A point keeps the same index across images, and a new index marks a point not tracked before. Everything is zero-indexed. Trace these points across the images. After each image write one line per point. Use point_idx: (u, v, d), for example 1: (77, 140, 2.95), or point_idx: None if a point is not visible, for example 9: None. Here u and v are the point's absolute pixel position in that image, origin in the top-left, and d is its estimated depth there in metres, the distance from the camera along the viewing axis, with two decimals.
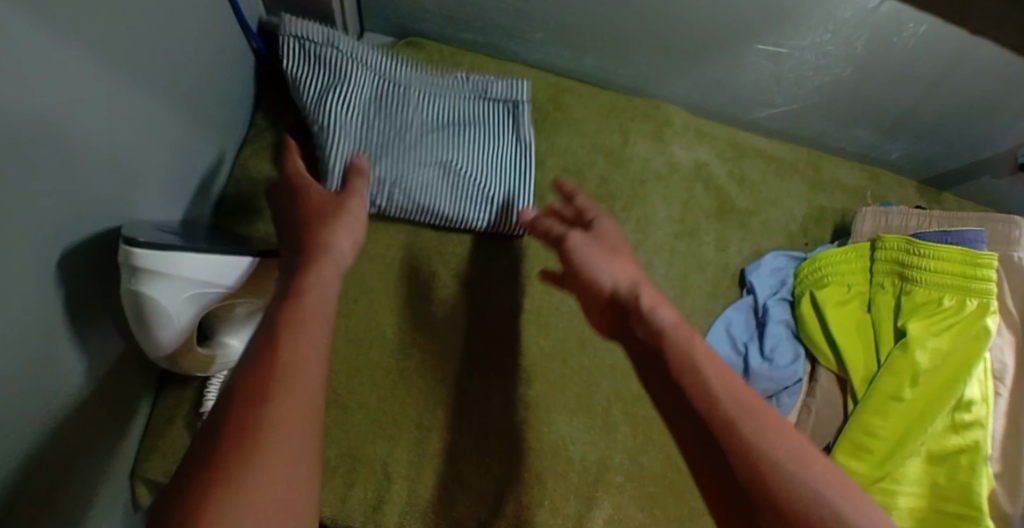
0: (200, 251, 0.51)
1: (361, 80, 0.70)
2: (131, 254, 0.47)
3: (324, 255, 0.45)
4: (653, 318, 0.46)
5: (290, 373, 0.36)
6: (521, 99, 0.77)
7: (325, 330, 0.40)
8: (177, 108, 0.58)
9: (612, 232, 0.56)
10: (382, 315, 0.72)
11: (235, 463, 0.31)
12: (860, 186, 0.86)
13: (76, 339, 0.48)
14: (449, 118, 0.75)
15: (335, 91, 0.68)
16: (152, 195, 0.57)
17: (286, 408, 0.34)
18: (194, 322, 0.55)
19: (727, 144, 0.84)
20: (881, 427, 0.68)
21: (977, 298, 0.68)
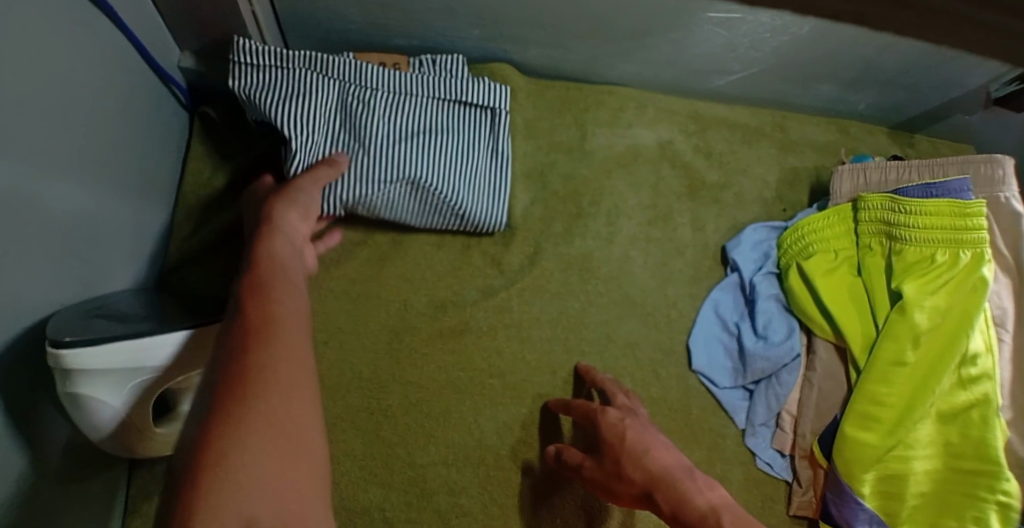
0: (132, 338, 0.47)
1: (322, 92, 0.63)
2: (57, 357, 0.43)
3: (274, 231, 0.49)
4: (692, 502, 0.50)
5: (275, 321, 0.39)
6: (497, 106, 0.70)
7: (300, 292, 0.44)
8: (79, 177, 0.53)
9: (614, 423, 0.60)
10: (357, 354, 0.68)
11: (243, 391, 0.33)
12: (831, 141, 0.82)
13: (6, 456, 0.44)
14: (418, 128, 0.67)
15: (292, 99, 0.62)
16: (66, 277, 0.52)
17: (276, 345, 0.37)
18: (139, 408, 0.51)
19: (689, 117, 0.80)
20: (886, 393, 0.65)
21: (971, 248, 0.65)
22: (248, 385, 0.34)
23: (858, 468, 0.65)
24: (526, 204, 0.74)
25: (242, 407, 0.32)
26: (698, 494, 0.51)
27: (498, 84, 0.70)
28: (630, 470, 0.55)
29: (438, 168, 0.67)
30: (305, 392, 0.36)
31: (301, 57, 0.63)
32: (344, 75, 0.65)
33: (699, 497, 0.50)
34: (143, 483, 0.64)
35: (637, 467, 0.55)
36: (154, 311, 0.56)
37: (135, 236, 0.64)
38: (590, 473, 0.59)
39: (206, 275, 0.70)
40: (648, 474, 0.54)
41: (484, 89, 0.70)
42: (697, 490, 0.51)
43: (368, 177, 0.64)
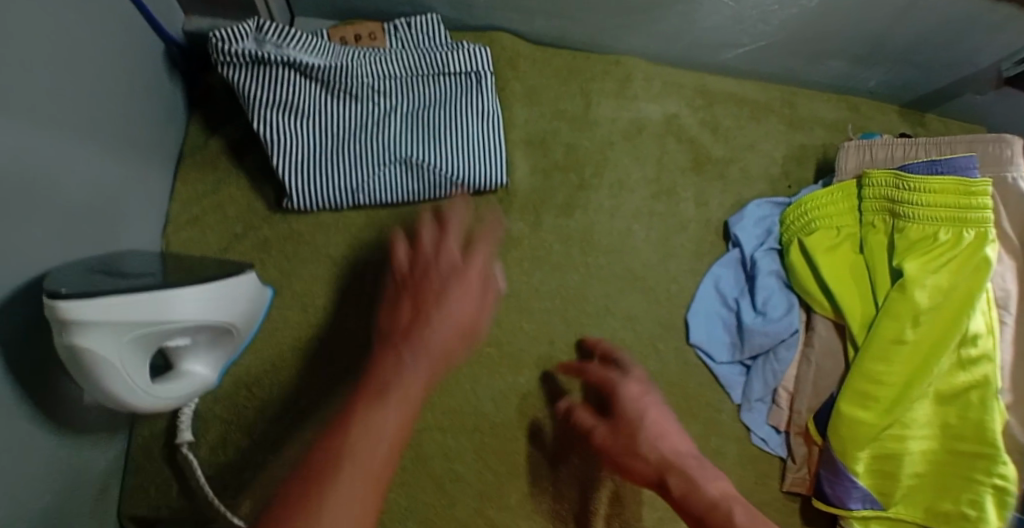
0: (127, 294, 0.48)
1: (302, 84, 0.67)
2: (58, 311, 0.45)
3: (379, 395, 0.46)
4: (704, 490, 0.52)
5: (341, 464, 0.40)
6: (480, 70, 0.71)
7: (391, 420, 0.44)
8: (70, 127, 0.53)
9: (634, 396, 0.59)
10: (357, 321, 0.69)
11: (329, 457, 0.40)
12: (840, 119, 0.81)
13: None
14: (401, 107, 0.70)
15: (274, 98, 0.67)
16: (62, 230, 0.52)
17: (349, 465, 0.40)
18: (140, 368, 0.52)
19: (695, 92, 0.79)
20: (886, 372, 0.64)
21: (975, 228, 0.64)
22: (333, 458, 0.40)
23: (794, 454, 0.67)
24: (526, 175, 0.74)
25: (326, 462, 0.40)
26: (708, 482, 0.53)
27: (483, 49, 0.70)
28: (642, 453, 0.55)
29: (430, 142, 0.69)
30: (341, 513, 0.37)
31: (277, 41, 0.66)
32: (326, 59, 0.68)
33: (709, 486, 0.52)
34: (145, 438, 0.66)
35: (652, 447, 0.55)
36: (156, 270, 0.57)
37: (136, 199, 0.64)
38: (596, 439, 0.59)
39: (209, 239, 0.70)
40: (661, 458, 0.54)
41: (464, 55, 0.70)
42: (707, 478, 0.53)
43: (363, 159, 0.68)
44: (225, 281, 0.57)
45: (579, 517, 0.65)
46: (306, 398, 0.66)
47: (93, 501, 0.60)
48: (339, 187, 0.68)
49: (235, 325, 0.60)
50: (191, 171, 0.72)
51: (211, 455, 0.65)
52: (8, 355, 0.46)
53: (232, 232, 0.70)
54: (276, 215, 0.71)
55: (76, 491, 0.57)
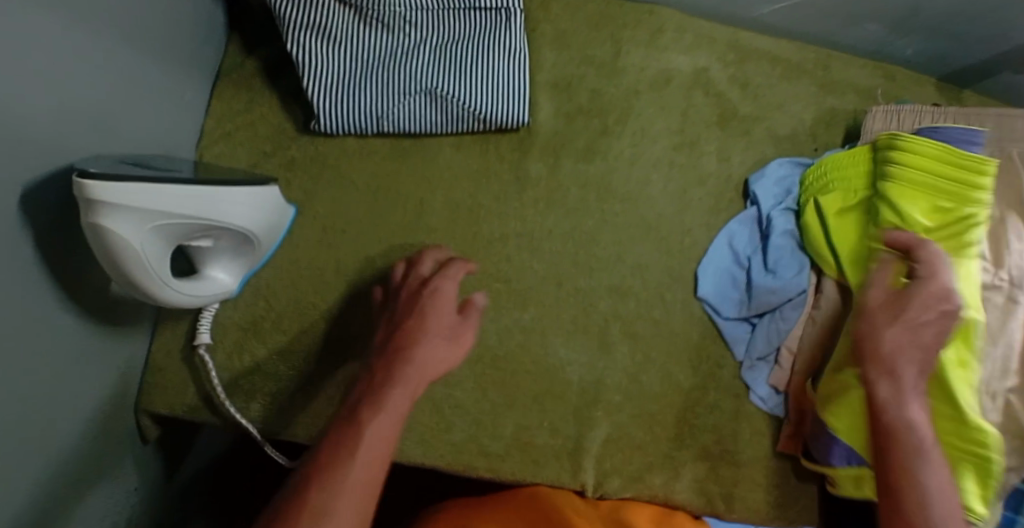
0: (149, 182, 0.51)
1: (337, 9, 0.69)
2: (84, 188, 0.47)
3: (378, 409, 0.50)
4: None
5: (335, 478, 0.45)
6: (510, 7, 0.71)
7: (365, 473, 0.46)
8: (121, 20, 0.56)
9: None
10: (372, 246, 0.71)
11: (313, 482, 0.45)
12: (873, 86, 0.80)
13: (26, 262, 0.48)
14: (431, 40, 0.71)
15: (308, 20, 0.68)
16: (106, 117, 0.56)
17: (328, 492, 0.44)
18: (161, 257, 0.55)
19: (728, 47, 0.78)
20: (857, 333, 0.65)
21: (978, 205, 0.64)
22: (314, 480, 0.45)
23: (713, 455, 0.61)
24: (549, 118, 0.75)
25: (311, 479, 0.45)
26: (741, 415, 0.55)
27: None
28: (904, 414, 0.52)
29: (456, 74, 0.70)
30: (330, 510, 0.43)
31: None
32: None
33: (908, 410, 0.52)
34: (165, 340, 0.68)
35: None
36: (183, 171, 0.61)
37: (173, 106, 0.67)
38: None
39: (239, 153, 0.72)
40: (886, 400, 0.53)
41: None
42: None
43: (389, 85, 0.69)
44: (249, 188, 0.59)
45: (572, 452, 0.67)
46: (320, 313, 0.69)
47: (114, 387, 0.63)
48: (365, 112, 0.70)
49: (257, 233, 0.62)
50: (226, 87, 0.74)
51: (225, 358, 0.68)
52: (35, 227, 0.48)
53: (260, 149, 0.72)
54: (303, 135, 0.73)
55: (98, 373, 0.60)
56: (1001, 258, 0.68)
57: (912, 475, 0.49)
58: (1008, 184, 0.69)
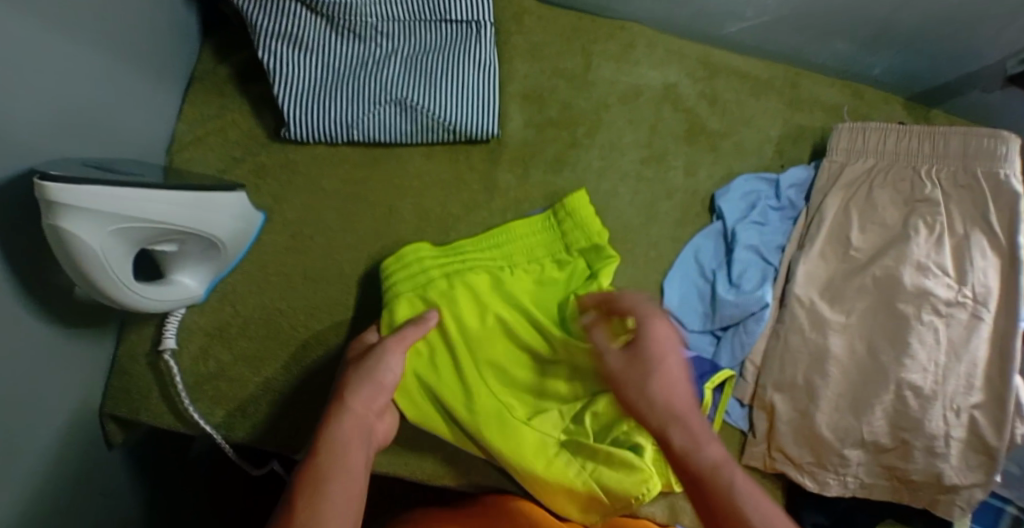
0: (109, 185, 0.51)
1: (309, 19, 0.70)
2: (44, 190, 0.47)
3: (346, 412, 0.53)
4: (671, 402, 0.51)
5: (321, 480, 0.47)
6: (481, 20, 0.73)
7: (342, 486, 0.47)
8: (93, 27, 0.57)
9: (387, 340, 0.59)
10: (339, 254, 0.71)
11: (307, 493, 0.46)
12: (840, 103, 0.81)
13: None
14: (402, 51, 0.72)
15: (280, 29, 0.69)
16: (73, 123, 0.56)
17: (318, 494, 0.46)
18: (122, 260, 0.55)
19: (698, 63, 0.79)
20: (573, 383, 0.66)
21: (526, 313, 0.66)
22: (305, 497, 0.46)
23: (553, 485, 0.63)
24: (520, 129, 0.75)
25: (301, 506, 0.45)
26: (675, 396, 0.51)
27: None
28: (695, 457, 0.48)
29: (427, 85, 0.71)
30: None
31: None
32: None
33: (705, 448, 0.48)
34: (131, 343, 0.69)
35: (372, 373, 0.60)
36: (146, 175, 0.61)
37: (145, 113, 0.68)
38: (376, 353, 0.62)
39: (211, 160, 0.73)
40: (685, 448, 0.48)
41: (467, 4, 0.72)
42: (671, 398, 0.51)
43: (359, 95, 0.70)
44: (211, 193, 0.60)
45: None
46: (286, 320, 0.69)
47: (79, 391, 0.63)
48: (336, 121, 0.70)
49: (220, 235, 0.62)
50: (200, 94, 0.75)
51: (190, 364, 0.68)
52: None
53: (233, 156, 0.73)
54: (275, 143, 0.74)
55: (62, 376, 0.60)
56: (965, 275, 0.68)
57: (748, 521, 0.44)
58: (973, 198, 0.69)
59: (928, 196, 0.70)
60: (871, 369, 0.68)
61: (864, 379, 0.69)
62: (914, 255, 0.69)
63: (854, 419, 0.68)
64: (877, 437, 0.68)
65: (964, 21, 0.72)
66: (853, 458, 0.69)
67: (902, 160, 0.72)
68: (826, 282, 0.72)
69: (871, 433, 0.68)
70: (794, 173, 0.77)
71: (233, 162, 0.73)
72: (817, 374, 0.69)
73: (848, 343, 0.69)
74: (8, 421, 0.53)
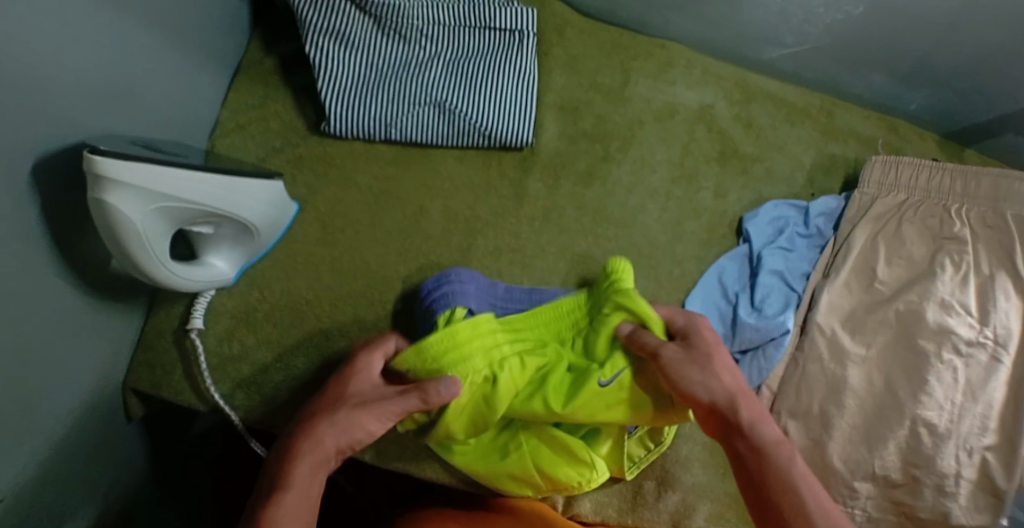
0: (152, 164, 0.52)
1: (356, 17, 0.71)
2: (93, 164, 0.48)
3: (320, 437, 0.50)
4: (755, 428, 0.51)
5: (284, 483, 0.47)
6: (524, 29, 0.74)
7: (311, 481, 0.47)
8: (151, 8, 0.59)
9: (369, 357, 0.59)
10: (368, 248, 0.72)
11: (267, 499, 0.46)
12: (874, 136, 0.81)
13: (30, 229, 0.49)
14: (444, 55, 0.73)
15: (327, 24, 0.70)
16: (125, 101, 0.58)
17: (284, 492, 0.46)
18: (159, 238, 0.56)
19: (734, 86, 0.80)
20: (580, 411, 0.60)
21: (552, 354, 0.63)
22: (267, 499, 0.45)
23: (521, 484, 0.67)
24: (554, 139, 0.76)
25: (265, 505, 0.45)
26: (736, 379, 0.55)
27: (531, 9, 0.74)
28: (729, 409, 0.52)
29: (466, 89, 0.72)
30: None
31: None
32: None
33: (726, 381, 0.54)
34: (159, 320, 0.70)
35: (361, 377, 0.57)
36: (187, 156, 0.63)
37: (190, 95, 0.69)
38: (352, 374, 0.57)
39: (250, 146, 0.74)
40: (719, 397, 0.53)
41: (511, 13, 0.74)
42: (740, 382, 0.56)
43: (399, 95, 0.71)
44: (248, 180, 0.61)
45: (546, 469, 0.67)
46: (313, 311, 0.70)
47: (104, 362, 0.65)
48: (375, 119, 0.72)
49: (254, 222, 0.63)
50: (244, 82, 0.76)
51: (213, 346, 0.68)
52: (43, 195, 0.50)
53: (271, 144, 0.75)
54: (313, 135, 0.75)
55: (91, 345, 0.62)
56: (987, 315, 0.68)
57: (765, 457, 0.50)
58: (1000, 240, 0.69)
59: (956, 233, 0.70)
60: (888, 403, 0.69)
61: (879, 413, 0.69)
62: (938, 292, 0.69)
63: (867, 452, 0.68)
64: (888, 472, 0.68)
65: (1003, 62, 0.72)
66: (862, 491, 0.69)
67: (932, 198, 0.72)
68: (847, 312, 0.72)
69: (882, 467, 0.68)
70: (824, 202, 0.77)
71: (270, 149, 0.74)
72: (832, 404, 0.69)
73: (866, 376, 0.70)
74: (38, 385, 0.54)
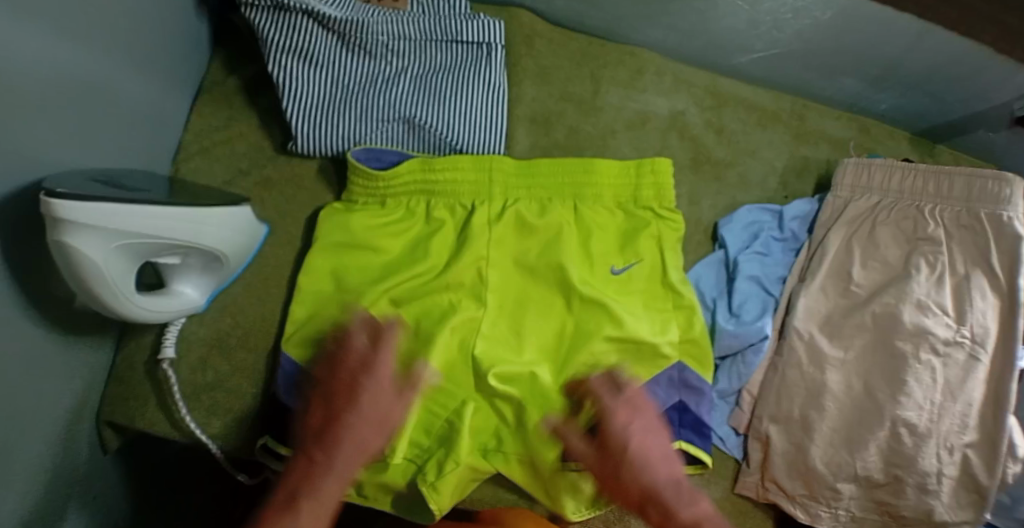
0: (113, 202, 0.51)
1: (320, 35, 0.70)
2: (53, 208, 0.47)
3: (320, 460, 0.53)
4: (618, 435, 0.58)
5: (315, 468, 0.52)
6: (493, 41, 0.73)
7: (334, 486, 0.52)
8: (108, 45, 0.58)
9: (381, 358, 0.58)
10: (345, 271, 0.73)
11: None
12: (845, 137, 0.81)
13: None
14: (412, 70, 0.72)
15: (290, 43, 0.69)
16: (83, 137, 0.57)
17: (308, 494, 0.51)
18: (124, 274, 0.55)
19: (706, 92, 0.79)
20: (554, 333, 0.68)
21: (571, 202, 0.71)
22: None
23: (479, 459, 0.64)
24: (526, 150, 0.76)
25: None
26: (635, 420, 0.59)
27: (499, 21, 0.73)
28: (628, 479, 0.57)
29: (436, 105, 0.71)
30: (324, 480, 0.52)
31: None
32: (344, 11, 0.69)
33: (682, 512, 0.54)
34: (130, 352, 0.69)
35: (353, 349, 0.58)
36: (151, 188, 0.61)
37: (153, 125, 0.68)
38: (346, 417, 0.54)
39: (216, 170, 0.73)
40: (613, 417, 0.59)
41: (480, 23, 0.72)
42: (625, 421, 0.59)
43: (368, 113, 0.70)
44: (213, 209, 0.60)
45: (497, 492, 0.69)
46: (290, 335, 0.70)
47: (75, 402, 0.63)
48: (343, 138, 0.70)
49: (221, 249, 0.62)
50: (208, 105, 0.75)
51: (188, 374, 0.68)
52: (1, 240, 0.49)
53: (238, 168, 0.74)
54: (281, 156, 0.74)
55: (66, 385, 0.61)
56: (964, 315, 0.68)
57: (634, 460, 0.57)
58: (975, 240, 0.69)
59: (930, 234, 0.70)
60: (868, 406, 0.69)
61: (859, 416, 0.69)
62: (915, 293, 0.69)
63: (848, 455, 0.69)
64: (871, 472, 0.69)
65: (968, 63, 0.73)
66: (845, 492, 0.70)
67: (907, 199, 0.72)
68: (825, 316, 0.72)
69: (865, 468, 0.69)
70: (798, 205, 0.77)
71: (237, 173, 0.73)
72: (814, 409, 0.70)
73: (845, 379, 0.70)
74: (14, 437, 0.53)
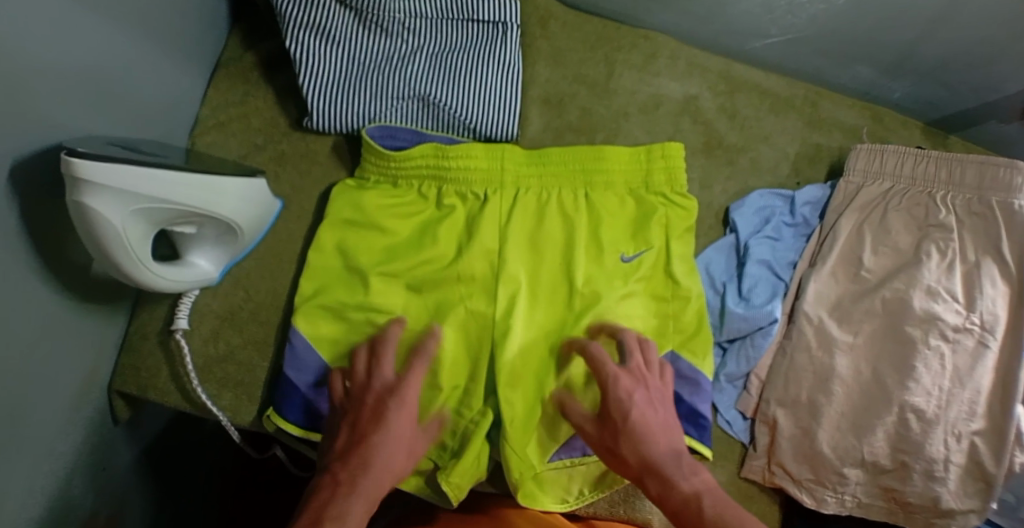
0: (131, 164, 0.51)
1: (338, 12, 0.70)
2: (73, 167, 0.48)
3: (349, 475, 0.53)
4: (621, 406, 0.58)
5: (349, 480, 0.53)
6: (508, 21, 0.73)
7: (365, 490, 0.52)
8: (129, 14, 0.58)
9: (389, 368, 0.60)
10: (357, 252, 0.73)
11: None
12: (858, 125, 0.82)
13: (16, 240, 0.50)
14: (427, 49, 0.73)
15: (308, 19, 0.70)
16: (104, 103, 0.57)
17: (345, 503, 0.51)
18: (140, 240, 0.55)
19: (719, 77, 0.79)
20: (565, 317, 0.68)
21: (585, 190, 0.71)
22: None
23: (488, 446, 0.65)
24: (540, 131, 0.76)
25: None
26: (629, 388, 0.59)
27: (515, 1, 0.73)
28: (627, 450, 0.57)
29: (450, 83, 0.72)
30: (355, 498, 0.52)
31: None
32: None
33: (683, 483, 0.55)
34: (143, 323, 0.69)
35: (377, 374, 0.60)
36: (168, 156, 0.61)
37: (171, 98, 0.68)
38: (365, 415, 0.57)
39: (231, 145, 0.74)
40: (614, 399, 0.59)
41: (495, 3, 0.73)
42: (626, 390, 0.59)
43: (382, 89, 0.71)
44: (229, 179, 0.60)
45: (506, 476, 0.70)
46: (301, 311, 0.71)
47: (89, 369, 0.64)
48: (357, 115, 0.71)
49: (235, 220, 0.62)
50: (225, 80, 0.75)
51: (200, 346, 0.69)
52: (23, 200, 0.49)
53: (254, 143, 0.74)
54: (295, 132, 0.75)
55: (80, 351, 0.62)
56: (974, 302, 0.68)
57: (632, 429, 0.57)
58: (986, 228, 0.69)
59: (941, 221, 0.70)
60: (875, 391, 0.69)
61: (868, 401, 0.69)
62: (924, 280, 0.69)
63: (855, 440, 0.69)
64: (878, 458, 0.69)
65: (982, 52, 0.73)
66: (851, 477, 0.70)
67: (918, 186, 0.72)
68: (834, 302, 0.72)
69: (872, 454, 0.69)
70: (810, 191, 0.77)
71: (252, 148, 0.74)
72: (821, 393, 0.70)
73: (854, 364, 0.70)
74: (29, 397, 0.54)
